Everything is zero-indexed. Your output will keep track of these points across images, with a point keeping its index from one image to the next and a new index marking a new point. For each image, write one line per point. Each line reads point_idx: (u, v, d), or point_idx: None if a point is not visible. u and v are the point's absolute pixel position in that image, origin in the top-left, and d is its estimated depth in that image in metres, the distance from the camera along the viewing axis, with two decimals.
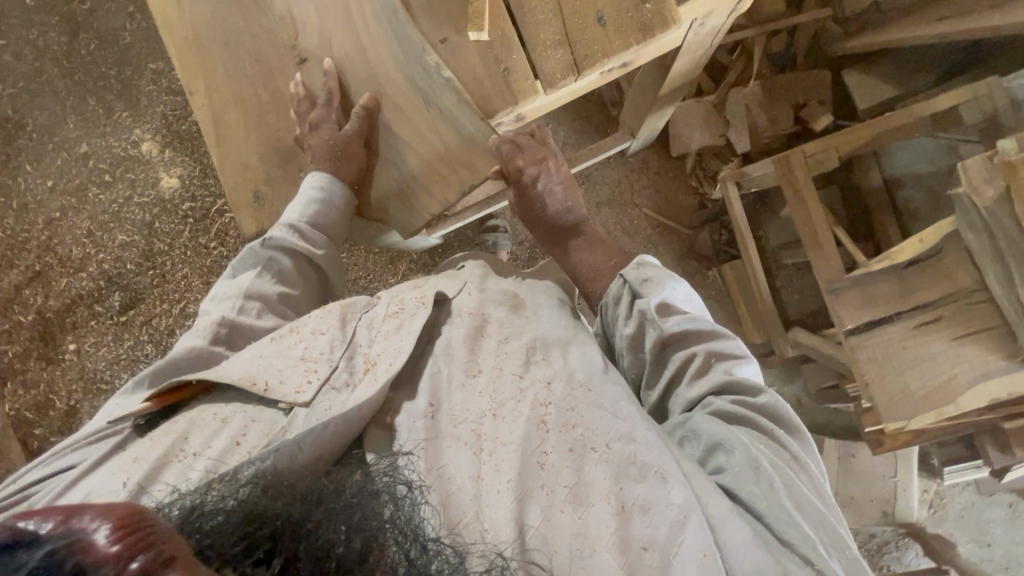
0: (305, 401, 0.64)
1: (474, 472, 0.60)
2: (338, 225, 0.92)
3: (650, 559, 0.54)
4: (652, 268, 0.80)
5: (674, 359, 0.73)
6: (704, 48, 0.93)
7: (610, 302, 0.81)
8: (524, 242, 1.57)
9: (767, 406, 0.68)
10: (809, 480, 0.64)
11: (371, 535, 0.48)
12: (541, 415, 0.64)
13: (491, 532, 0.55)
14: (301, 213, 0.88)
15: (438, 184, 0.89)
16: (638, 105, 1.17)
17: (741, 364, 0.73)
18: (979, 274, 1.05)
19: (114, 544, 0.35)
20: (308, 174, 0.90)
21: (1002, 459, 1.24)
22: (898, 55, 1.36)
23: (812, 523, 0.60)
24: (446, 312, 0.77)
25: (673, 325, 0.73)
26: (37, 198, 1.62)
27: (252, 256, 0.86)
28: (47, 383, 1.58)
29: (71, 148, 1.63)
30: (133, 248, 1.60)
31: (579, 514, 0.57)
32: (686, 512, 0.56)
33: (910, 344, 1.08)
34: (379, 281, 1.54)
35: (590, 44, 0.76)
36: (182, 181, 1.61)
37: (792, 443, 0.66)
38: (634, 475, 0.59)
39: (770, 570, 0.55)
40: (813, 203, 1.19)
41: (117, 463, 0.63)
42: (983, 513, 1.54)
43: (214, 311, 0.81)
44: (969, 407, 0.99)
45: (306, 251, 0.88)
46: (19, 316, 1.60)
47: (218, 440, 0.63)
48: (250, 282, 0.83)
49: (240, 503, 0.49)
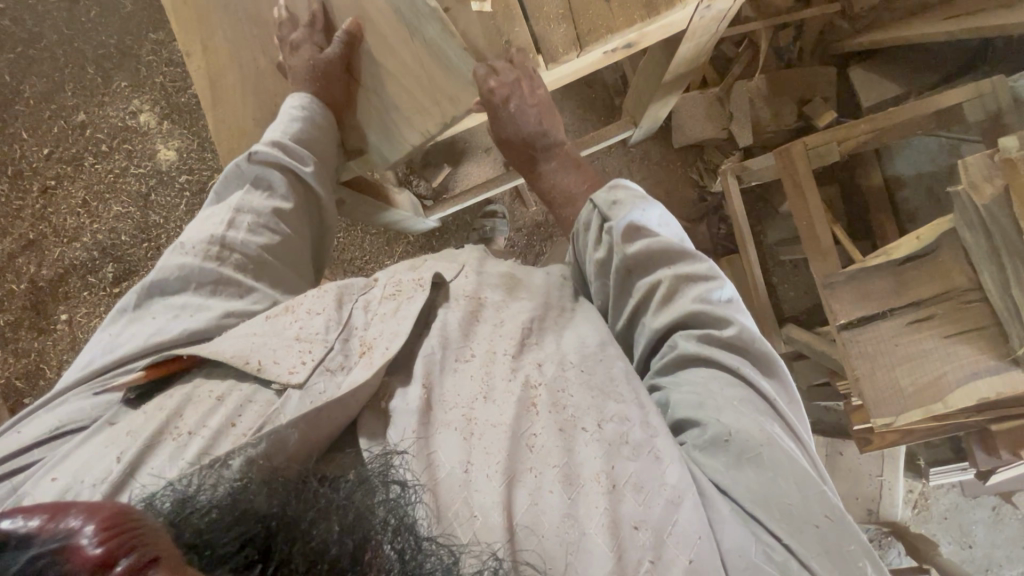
0: (298, 382, 0.64)
1: (463, 457, 0.59)
2: (325, 142, 0.90)
3: (641, 538, 0.54)
4: (623, 190, 0.77)
5: (639, 288, 0.72)
6: (711, 32, 0.92)
7: (581, 231, 0.80)
8: (522, 227, 1.56)
9: (734, 338, 0.66)
10: (780, 425, 0.64)
11: (364, 534, 0.47)
12: (532, 396, 0.63)
13: (481, 518, 0.55)
14: (284, 132, 0.86)
15: (419, 115, 0.85)
16: (641, 94, 1.16)
17: (711, 286, 0.70)
18: (974, 274, 1.05)
19: (98, 546, 0.35)
20: (290, 96, 0.88)
21: (988, 461, 1.25)
22: (903, 53, 1.36)
23: (786, 474, 0.59)
24: (440, 291, 0.76)
25: (637, 250, 0.71)
26: (33, 166, 1.61)
27: (236, 175, 0.84)
28: (38, 352, 1.57)
29: (69, 116, 1.61)
30: (128, 220, 1.59)
31: (569, 496, 0.56)
32: (679, 493, 0.57)
33: (901, 341, 1.08)
34: (375, 261, 1.54)
35: (593, 20, 0.75)
36: (180, 153, 1.59)
37: (762, 384, 0.65)
38: (626, 455, 0.59)
39: (751, 544, 0.55)
40: (813, 194, 1.18)
41: (108, 437, 0.62)
42: (966, 515, 1.55)
43: (203, 229, 0.80)
44: (957, 406, 1.00)
45: (292, 165, 0.85)
46: (11, 285, 1.59)
47: (213, 419, 0.62)
48: (238, 199, 0.83)
49: (232, 501, 0.49)
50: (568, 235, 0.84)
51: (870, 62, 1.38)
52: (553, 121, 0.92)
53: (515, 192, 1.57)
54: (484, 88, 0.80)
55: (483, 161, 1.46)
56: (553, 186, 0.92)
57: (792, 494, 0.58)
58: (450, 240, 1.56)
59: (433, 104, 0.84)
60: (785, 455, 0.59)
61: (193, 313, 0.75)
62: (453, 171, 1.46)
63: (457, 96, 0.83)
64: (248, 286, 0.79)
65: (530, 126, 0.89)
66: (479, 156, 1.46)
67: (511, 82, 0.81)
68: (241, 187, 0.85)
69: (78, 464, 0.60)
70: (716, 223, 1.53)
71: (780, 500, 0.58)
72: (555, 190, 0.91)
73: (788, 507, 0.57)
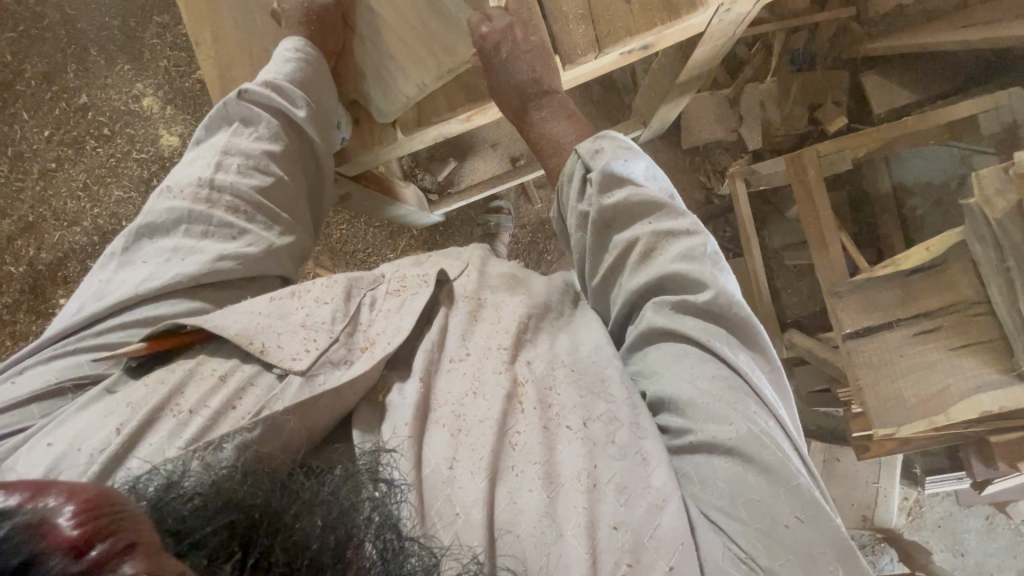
0: (300, 369, 0.62)
1: (448, 453, 0.58)
2: (320, 88, 0.85)
3: (619, 538, 0.53)
4: (609, 141, 0.74)
5: (615, 244, 0.69)
6: (729, 35, 0.91)
7: (565, 183, 0.77)
8: (527, 225, 1.55)
9: (709, 304, 0.62)
10: (758, 407, 0.59)
11: (348, 532, 0.46)
12: (518, 392, 0.62)
13: (463, 517, 0.54)
14: (277, 72, 0.82)
15: (415, 67, 0.81)
16: (652, 93, 1.15)
17: (691, 244, 0.66)
18: (982, 287, 1.06)
19: (75, 527, 0.33)
20: (284, 40, 0.84)
21: (985, 472, 1.25)
22: (918, 61, 1.35)
23: (757, 465, 0.55)
24: (443, 289, 0.74)
25: (613, 202, 0.68)
26: (33, 147, 1.59)
27: (222, 115, 0.81)
28: (35, 336, 1.56)
29: (71, 97, 1.59)
30: (129, 205, 1.57)
31: (548, 494, 0.55)
32: (664, 497, 0.55)
33: (906, 351, 1.09)
34: (377, 254, 1.53)
35: (613, 21, 0.74)
36: (182, 139, 1.57)
37: (736, 358, 0.61)
38: (611, 453, 0.58)
39: (720, 548, 0.54)
40: (823, 201, 1.18)
41: (108, 406, 0.61)
42: (960, 524, 1.57)
43: (192, 173, 0.78)
44: (958, 418, 1.01)
45: (283, 105, 0.81)
46: (9, 268, 1.58)
47: (215, 400, 0.60)
48: (226, 141, 0.80)
49: (215, 490, 0.47)
50: (554, 187, 0.81)
51: (883, 69, 1.37)
52: (550, 68, 0.83)
53: (520, 189, 1.55)
54: (477, 33, 0.77)
55: (486, 156, 1.45)
56: (544, 137, 0.83)
57: (763, 489, 0.55)
58: (452, 235, 1.54)
59: (429, 56, 0.81)
60: (756, 442, 0.56)
61: (184, 257, 0.74)
62: (459, 165, 1.45)
63: (453, 46, 0.80)
64: (241, 227, 0.77)
65: (524, 73, 0.80)
66: (484, 150, 1.45)
67: (503, 28, 0.77)
68: (227, 129, 0.81)
69: (78, 431, 0.59)
70: (722, 226, 1.51)
71: (752, 499, 0.55)
72: (545, 141, 0.83)
73: (757, 504, 0.54)
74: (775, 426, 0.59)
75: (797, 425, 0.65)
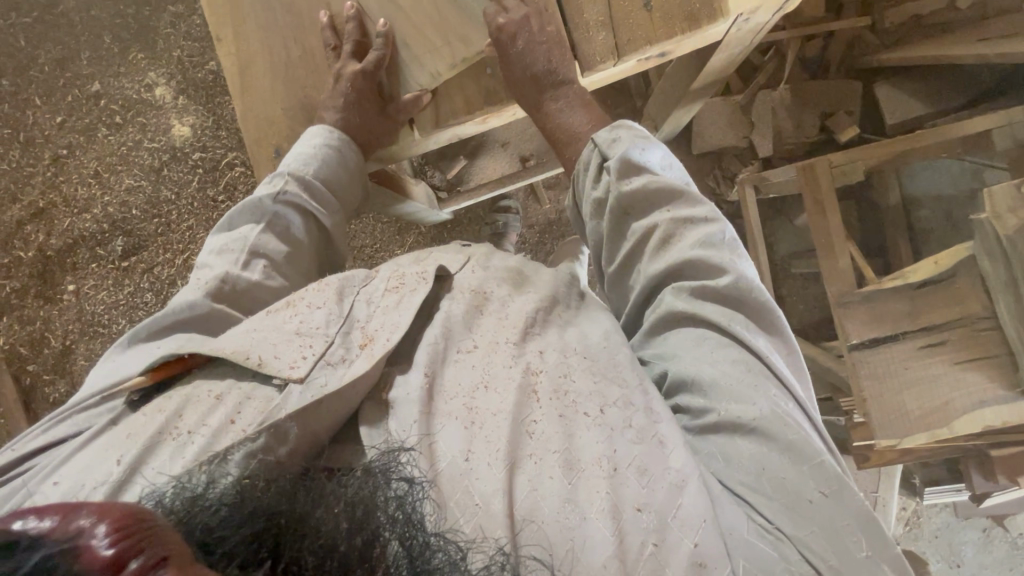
0: (299, 377, 0.58)
1: (464, 446, 0.56)
2: (346, 185, 0.89)
3: (644, 521, 0.52)
4: (626, 129, 0.74)
5: (633, 231, 0.69)
6: (746, 45, 0.91)
7: (580, 170, 0.77)
8: (535, 225, 1.56)
9: (729, 289, 0.63)
10: (778, 388, 0.60)
11: (372, 531, 0.45)
12: (533, 383, 0.60)
13: (484, 507, 0.52)
14: (308, 167, 0.84)
15: (431, 55, 0.81)
16: (665, 98, 1.15)
17: (710, 231, 0.66)
18: (989, 301, 1.06)
19: (109, 547, 0.33)
20: (315, 126, 0.87)
21: (985, 484, 1.25)
22: (931, 74, 1.35)
23: (780, 446, 0.56)
24: (444, 285, 0.71)
25: (632, 189, 0.68)
26: (45, 133, 1.59)
27: (255, 208, 0.80)
28: (44, 321, 1.58)
29: (84, 85, 1.59)
30: (139, 194, 1.58)
31: (569, 481, 0.54)
32: (684, 476, 0.54)
33: (911, 364, 1.10)
34: (385, 251, 1.53)
35: (633, 28, 0.74)
36: (194, 130, 1.58)
37: (757, 342, 0.61)
38: (630, 438, 0.56)
39: (747, 529, 0.53)
40: (833, 212, 1.18)
41: (109, 439, 0.58)
42: (957, 535, 1.58)
43: (215, 268, 0.75)
44: (963, 432, 1.02)
45: (316, 211, 0.84)
46: (19, 253, 1.59)
47: (213, 418, 0.56)
48: (255, 237, 0.78)
49: (241, 499, 0.47)
50: (569, 177, 0.82)
51: (897, 79, 1.37)
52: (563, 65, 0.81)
53: (529, 190, 1.55)
54: (493, 25, 0.77)
55: (496, 156, 1.45)
56: (559, 128, 0.83)
57: (785, 461, 0.55)
58: (461, 232, 1.54)
59: (444, 44, 0.80)
60: (780, 421, 0.56)
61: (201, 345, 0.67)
62: (469, 163, 1.45)
63: (466, 33, 0.79)
64: None
65: (539, 64, 0.79)
66: (494, 150, 1.45)
67: (519, 20, 0.77)
68: (256, 221, 0.80)
69: (81, 469, 0.56)
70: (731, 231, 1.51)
71: (775, 478, 0.55)
72: (560, 132, 0.83)
73: (781, 480, 0.55)
74: (796, 407, 0.59)
75: (813, 402, 0.65)
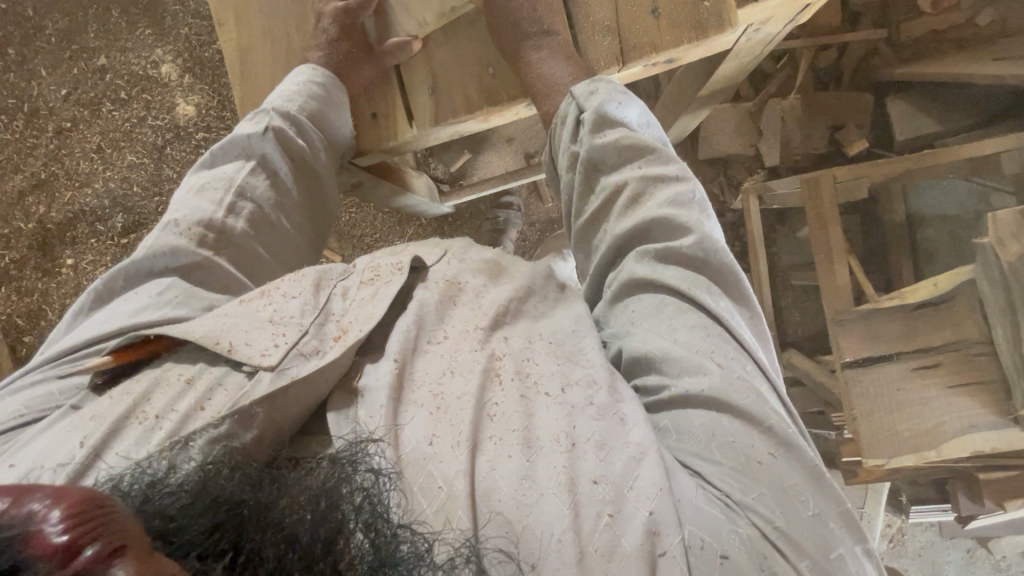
0: (271, 365, 0.57)
1: (428, 432, 0.54)
2: (336, 129, 0.86)
3: (599, 493, 0.50)
4: (604, 83, 0.73)
5: (603, 187, 0.68)
6: (756, 54, 0.90)
7: (558, 125, 0.75)
8: (535, 222, 1.55)
9: (695, 250, 0.61)
10: (737, 352, 0.58)
11: (337, 523, 0.45)
12: (496, 366, 0.59)
13: (445, 491, 0.51)
14: (294, 103, 0.82)
15: (419, 3, 0.82)
16: (672, 101, 1.13)
17: (680, 189, 0.65)
18: (987, 328, 1.05)
19: (62, 533, 0.33)
20: (303, 66, 0.85)
21: (970, 507, 1.25)
22: (943, 92, 1.34)
23: (736, 412, 0.54)
24: (418, 276, 0.70)
25: (605, 141, 0.68)
26: (49, 105, 1.59)
27: (243, 145, 0.79)
28: (41, 294, 1.58)
29: (90, 58, 1.58)
30: (140, 171, 1.57)
31: (527, 458, 0.52)
32: (642, 450, 0.52)
33: (904, 385, 1.10)
34: (385, 241, 1.53)
35: (639, 35, 0.74)
36: (198, 109, 1.57)
37: (719, 304, 0.60)
38: (589, 414, 0.55)
39: (707, 507, 0.50)
40: (833, 225, 1.17)
41: (72, 421, 0.56)
42: (940, 554, 1.58)
43: (196, 211, 0.73)
44: (951, 455, 1.03)
45: (303, 149, 0.82)
46: (19, 224, 1.59)
47: (182, 403, 0.56)
48: (242, 177, 0.77)
49: (202, 487, 0.46)
50: (546, 134, 0.79)
51: (908, 94, 1.36)
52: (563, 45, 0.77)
53: (531, 186, 1.55)
54: None
55: (501, 151, 1.44)
56: (540, 79, 0.77)
57: (736, 422, 0.54)
58: (461, 229, 1.54)
59: None
60: (731, 385, 0.55)
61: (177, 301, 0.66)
62: (472, 157, 1.45)
63: None
64: (238, 282, 0.73)
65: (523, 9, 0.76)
66: (499, 145, 1.44)
67: None
68: (243, 160, 0.78)
69: (39, 450, 0.53)
70: (732, 237, 1.49)
71: (728, 446, 0.53)
72: (542, 83, 0.76)
73: (735, 448, 0.53)
74: (754, 370, 0.58)
75: (778, 372, 0.63)
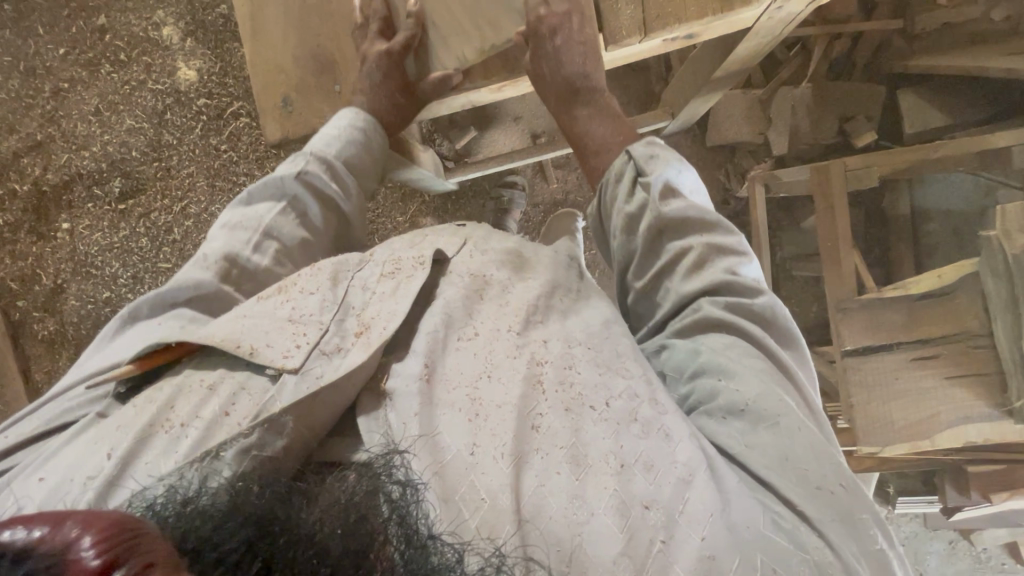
0: (294, 367, 0.57)
1: (469, 439, 0.54)
2: (368, 170, 0.89)
3: (652, 519, 0.50)
4: (661, 147, 0.73)
5: (668, 250, 0.68)
6: (775, 36, 0.89)
7: (610, 180, 0.74)
8: (540, 204, 1.54)
9: (763, 310, 0.63)
10: (797, 393, 0.61)
11: (370, 536, 0.43)
12: (538, 374, 0.58)
13: (488, 502, 0.50)
14: (334, 150, 0.83)
15: None
16: (686, 83, 1.11)
17: (743, 263, 0.67)
18: (986, 320, 1.07)
19: (95, 557, 0.33)
20: (343, 109, 0.86)
21: (958, 499, 1.26)
22: (955, 87, 1.33)
23: (811, 452, 0.56)
24: (440, 269, 0.70)
25: (675, 209, 0.67)
26: (47, 65, 1.55)
27: (276, 186, 0.80)
28: (36, 257, 1.56)
29: (90, 17, 1.54)
30: (140, 135, 1.54)
31: (575, 476, 0.52)
32: (691, 471, 0.53)
33: (902, 373, 1.11)
34: (386, 218, 1.52)
35: (664, 4, 0.72)
36: (200, 75, 1.53)
37: (781, 354, 0.63)
38: (635, 433, 0.55)
39: (772, 535, 0.51)
40: (841, 217, 1.17)
41: (97, 434, 0.56)
42: (923, 544, 1.62)
43: (221, 245, 0.75)
44: (943, 445, 1.05)
45: (335, 195, 0.83)
46: (14, 185, 1.57)
47: (206, 410, 0.55)
48: (270, 218, 0.78)
49: (231, 505, 0.44)
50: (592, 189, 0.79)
51: (920, 86, 1.35)
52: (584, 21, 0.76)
53: (537, 168, 1.53)
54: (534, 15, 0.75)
55: (509, 130, 1.43)
56: (585, 137, 0.82)
57: (811, 459, 0.55)
58: (463, 208, 1.52)
59: (472, 29, 0.77)
60: (801, 424, 0.57)
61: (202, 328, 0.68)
62: (479, 135, 1.43)
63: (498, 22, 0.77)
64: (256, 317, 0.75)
65: (575, 66, 0.79)
66: (507, 123, 1.42)
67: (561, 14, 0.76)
68: (275, 202, 0.79)
69: (68, 463, 0.54)
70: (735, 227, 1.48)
71: (796, 473, 0.55)
72: (588, 140, 0.82)
73: (805, 473, 0.55)
74: (805, 406, 0.61)
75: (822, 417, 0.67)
